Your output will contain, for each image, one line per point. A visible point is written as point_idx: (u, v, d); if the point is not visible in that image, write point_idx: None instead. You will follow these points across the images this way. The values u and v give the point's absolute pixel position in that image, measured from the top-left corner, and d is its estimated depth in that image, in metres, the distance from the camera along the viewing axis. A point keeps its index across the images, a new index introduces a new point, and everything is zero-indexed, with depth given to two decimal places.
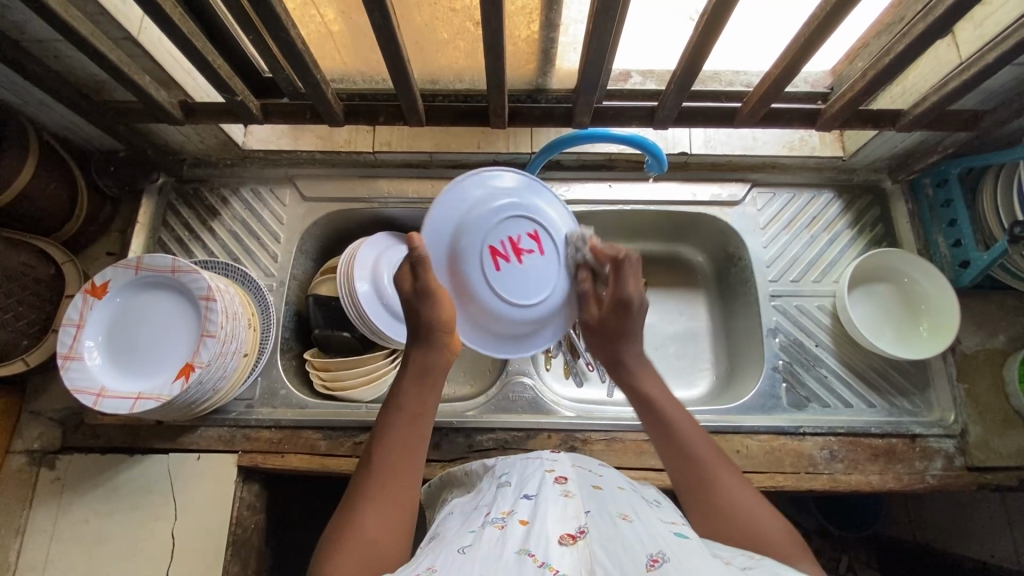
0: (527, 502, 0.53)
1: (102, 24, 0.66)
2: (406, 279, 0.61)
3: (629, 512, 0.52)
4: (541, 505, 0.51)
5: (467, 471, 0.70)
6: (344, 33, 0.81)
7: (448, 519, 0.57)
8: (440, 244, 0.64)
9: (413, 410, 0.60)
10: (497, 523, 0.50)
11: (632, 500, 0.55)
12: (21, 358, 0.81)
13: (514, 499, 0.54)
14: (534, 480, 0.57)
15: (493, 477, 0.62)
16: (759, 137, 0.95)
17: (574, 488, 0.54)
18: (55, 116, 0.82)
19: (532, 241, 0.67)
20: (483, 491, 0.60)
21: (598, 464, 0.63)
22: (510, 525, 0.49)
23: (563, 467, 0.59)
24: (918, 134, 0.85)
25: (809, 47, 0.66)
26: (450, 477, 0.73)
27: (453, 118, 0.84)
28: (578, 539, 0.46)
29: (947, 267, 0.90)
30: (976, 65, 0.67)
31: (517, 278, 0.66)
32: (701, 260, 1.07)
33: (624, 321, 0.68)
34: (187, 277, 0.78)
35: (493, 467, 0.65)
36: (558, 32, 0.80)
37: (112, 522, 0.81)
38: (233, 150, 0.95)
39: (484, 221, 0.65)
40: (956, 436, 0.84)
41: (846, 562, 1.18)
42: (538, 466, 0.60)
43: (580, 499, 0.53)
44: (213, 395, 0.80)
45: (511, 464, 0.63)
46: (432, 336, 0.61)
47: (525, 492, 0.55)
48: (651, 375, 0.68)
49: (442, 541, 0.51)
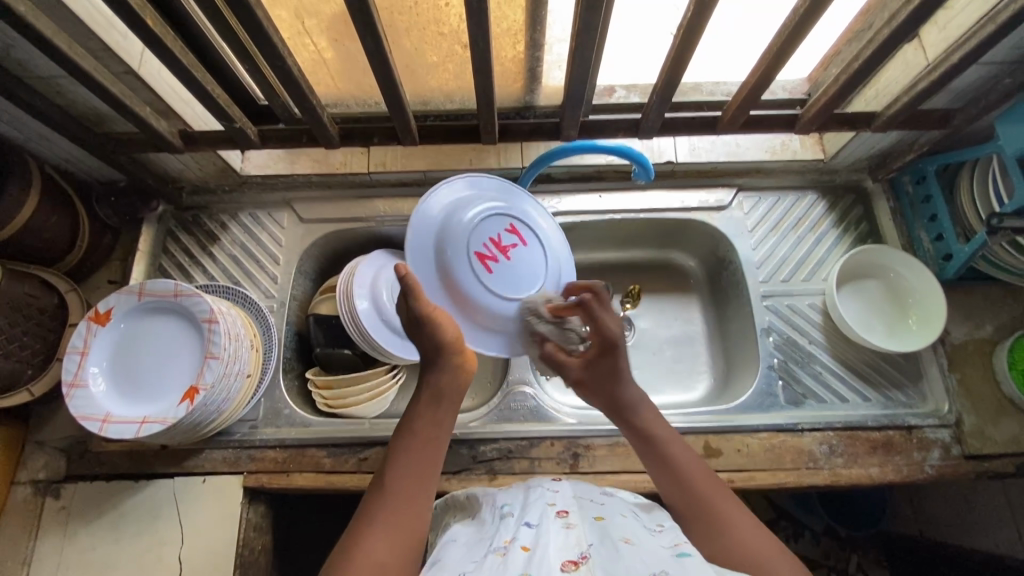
0: (529, 529, 0.54)
1: (104, 59, 0.68)
2: (402, 307, 0.63)
3: (630, 536, 0.53)
4: (543, 532, 0.53)
5: (468, 496, 0.70)
6: (336, 60, 0.84)
7: (450, 548, 0.56)
8: (426, 256, 0.68)
9: (425, 435, 0.60)
10: (499, 551, 0.51)
11: (634, 526, 0.56)
12: (26, 388, 0.82)
13: (516, 527, 0.55)
14: (535, 509, 0.58)
15: (494, 507, 0.62)
16: (741, 144, 0.98)
17: (576, 519, 0.55)
18: (57, 150, 0.84)
19: (512, 237, 0.72)
20: (486, 522, 0.60)
21: (599, 493, 0.64)
22: (512, 552, 0.50)
23: (563, 499, 0.60)
24: (892, 135, 0.88)
25: (781, 56, 0.70)
26: (453, 501, 0.72)
27: (446, 137, 0.87)
28: (580, 566, 0.48)
29: (932, 261, 0.92)
30: (942, 66, 0.71)
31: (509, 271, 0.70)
32: (693, 265, 1.10)
33: (610, 358, 0.70)
34: (189, 300, 0.80)
35: (494, 496, 0.65)
36: (542, 51, 0.83)
37: (120, 549, 0.81)
38: (231, 176, 0.97)
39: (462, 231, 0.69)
40: (951, 425, 0.85)
41: (856, 562, 1.20)
42: (540, 497, 0.61)
43: (583, 529, 0.54)
44: (217, 417, 0.81)
45: (513, 495, 0.63)
46: (443, 358, 0.63)
47: (526, 520, 0.55)
48: (652, 413, 0.67)
49: (445, 569, 0.51)
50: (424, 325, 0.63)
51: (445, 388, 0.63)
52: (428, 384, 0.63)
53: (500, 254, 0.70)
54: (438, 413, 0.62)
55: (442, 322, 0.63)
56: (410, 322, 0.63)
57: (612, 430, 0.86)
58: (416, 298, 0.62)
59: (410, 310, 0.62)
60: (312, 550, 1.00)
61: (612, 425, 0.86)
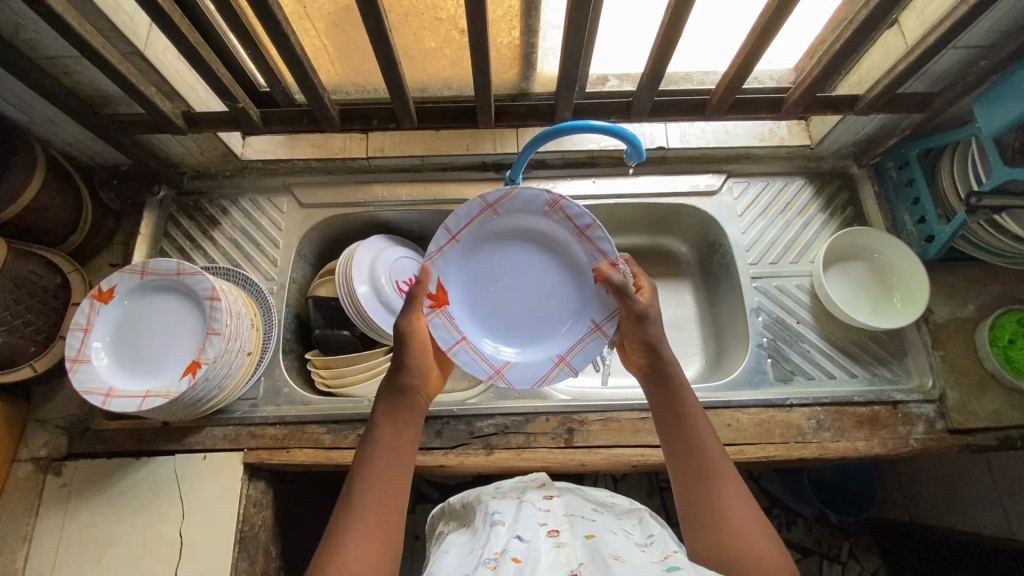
0: (520, 543, 0.54)
1: (111, 39, 0.70)
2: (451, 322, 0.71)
3: (622, 553, 0.53)
4: (535, 548, 0.53)
5: (463, 503, 0.71)
6: (337, 47, 0.87)
7: (443, 558, 0.58)
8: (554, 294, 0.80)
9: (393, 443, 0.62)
10: (490, 564, 0.52)
11: (624, 543, 0.56)
12: (29, 364, 0.83)
13: (507, 539, 0.56)
14: (527, 522, 0.58)
15: (486, 515, 0.62)
16: (730, 130, 1.01)
17: (567, 537, 0.55)
18: (61, 133, 0.86)
19: (495, 258, 0.79)
20: (478, 531, 0.61)
21: (592, 509, 0.64)
22: (503, 565, 0.51)
23: (555, 517, 0.60)
24: (877, 120, 0.92)
25: (764, 39, 0.73)
26: (448, 509, 0.75)
27: (443, 120, 0.89)
28: None
29: (914, 242, 0.95)
30: (919, 49, 0.74)
31: (512, 273, 0.79)
32: (684, 250, 1.12)
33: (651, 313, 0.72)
34: (192, 278, 0.81)
35: (486, 503, 0.65)
36: (537, 37, 0.86)
37: (120, 525, 0.82)
38: (232, 161, 0.99)
39: (556, 230, 0.78)
40: (935, 400, 0.88)
41: (848, 548, 1.21)
42: (533, 513, 0.60)
43: (574, 547, 0.54)
44: (219, 393, 0.82)
45: (507, 504, 0.64)
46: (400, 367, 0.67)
47: (518, 533, 0.56)
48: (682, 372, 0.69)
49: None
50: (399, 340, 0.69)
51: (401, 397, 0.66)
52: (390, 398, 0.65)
53: (483, 262, 0.79)
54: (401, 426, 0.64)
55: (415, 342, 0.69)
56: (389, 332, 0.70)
57: (606, 406, 0.87)
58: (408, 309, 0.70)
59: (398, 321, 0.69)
60: (309, 531, 1.01)
61: (606, 401, 0.88)
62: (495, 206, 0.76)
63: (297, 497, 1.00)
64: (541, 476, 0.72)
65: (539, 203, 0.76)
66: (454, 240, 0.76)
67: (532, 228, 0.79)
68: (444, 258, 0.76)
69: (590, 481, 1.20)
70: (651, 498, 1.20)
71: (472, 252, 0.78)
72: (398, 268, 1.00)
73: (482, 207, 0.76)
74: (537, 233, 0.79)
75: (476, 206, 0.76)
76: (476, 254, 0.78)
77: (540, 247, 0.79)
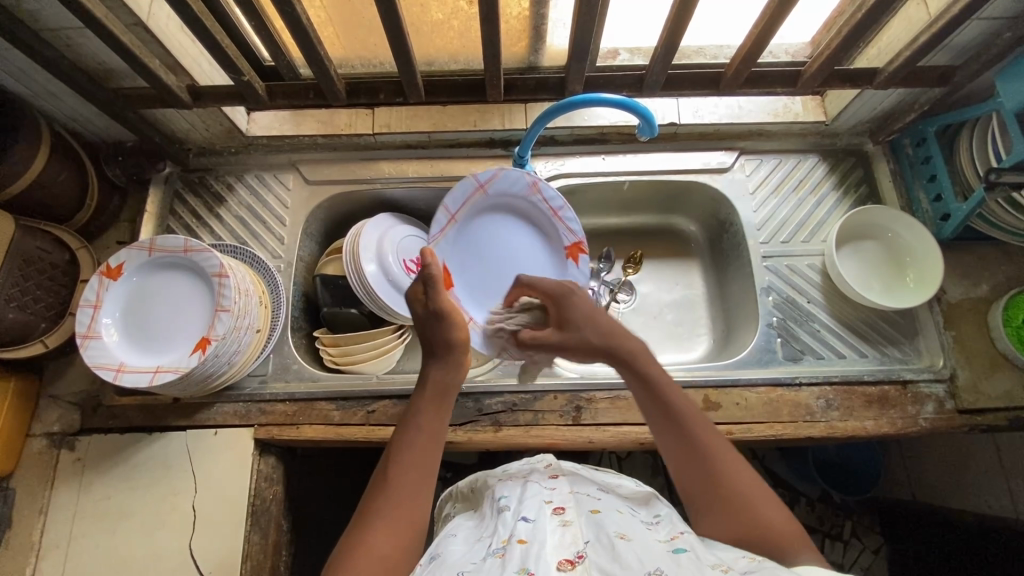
0: (526, 525, 0.54)
1: (114, 9, 0.69)
2: (420, 297, 0.72)
3: (627, 532, 0.53)
4: (541, 528, 0.53)
5: (472, 487, 0.72)
6: (342, 19, 0.85)
7: (450, 542, 0.58)
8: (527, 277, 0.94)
9: (425, 433, 0.64)
10: (498, 553, 0.51)
11: (630, 522, 0.56)
12: (40, 340, 0.84)
13: (513, 523, 0.55)
14: (532, 503, 0.58)
15: (493, 501, 0.62)
16: (744, 106, 0.99)
17: (573, 515, 0.55)
18: (64, 108, 0.85)
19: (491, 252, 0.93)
20: (486, 516, 0.61)
21: (596, 489, 0.64)
22: (509, 550, 0.51)
23: (560, 494, 0.60)
24: (894, 95, 0.90)
25: (782, 8, 0.70)
26: (455, 492, 0.76)
27: (451, 94, 0.87)
28: (577, 564, 0.49)
29: (930, 221, 0.94)
30: (941, 20, 0.72)
31: (491, 251, 0.92)
32: (693, 228, 1.11)
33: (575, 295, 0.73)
34: (199, 255, 0.81)
35: (493, 489, 0.65)
36: (547, 8, 0.84)
37: (134, 498, 0.83)
38: (237, 137, 0.98)
39: (530, 209, 0.94)
40: (945, 380, 0.87)
41: (850, 527, 1.22)
42: (538, 491, 0.60)
43: (578, 526, 0.54)
44: (228, 369, 0.82)
45: (512, 487, 0.63)
46: (449, 353, 0.70)
47: (524, 514, 0.56)
48: (648, 357, 0.68)
49: (445, 567, 0.53)
50: (438, 319, 0.70)
51: (446, 383, 0.68)
52: (431, 380, 0.68)
53: (466, 254, 0.91)
54: (439, 412, 0.66)
55: (451, 317, 0.70)
56: (427, 314, 0.71)
57: (613, 384, 0.88)
58: (433, 289, 0.71)
59: (430, 302, 0.71)
60: (319, 505, 1.03)
61: (613, 379, 0.88)
62: (485, 186, 0.90)
63: (308, 472, 1.01)
64: (547, 457, 0.71)
65: (521, 185, 0.91)
66: (451, 220, 0.89)
67: (513, 209, 0.94)
68: (445, 238, 0.90)
69: (595, 459, 1.21)
70: (655, 477, 1.21)
71: (467, 232, 0.92)
72: (405, 247, 1.00)
73: (475, 187, 0.89)
74: (511, 210, 0.94)
75: (469, 187, 0.89)
76: (466, 237, 0.91)
77: (510, 224, 0.94)
